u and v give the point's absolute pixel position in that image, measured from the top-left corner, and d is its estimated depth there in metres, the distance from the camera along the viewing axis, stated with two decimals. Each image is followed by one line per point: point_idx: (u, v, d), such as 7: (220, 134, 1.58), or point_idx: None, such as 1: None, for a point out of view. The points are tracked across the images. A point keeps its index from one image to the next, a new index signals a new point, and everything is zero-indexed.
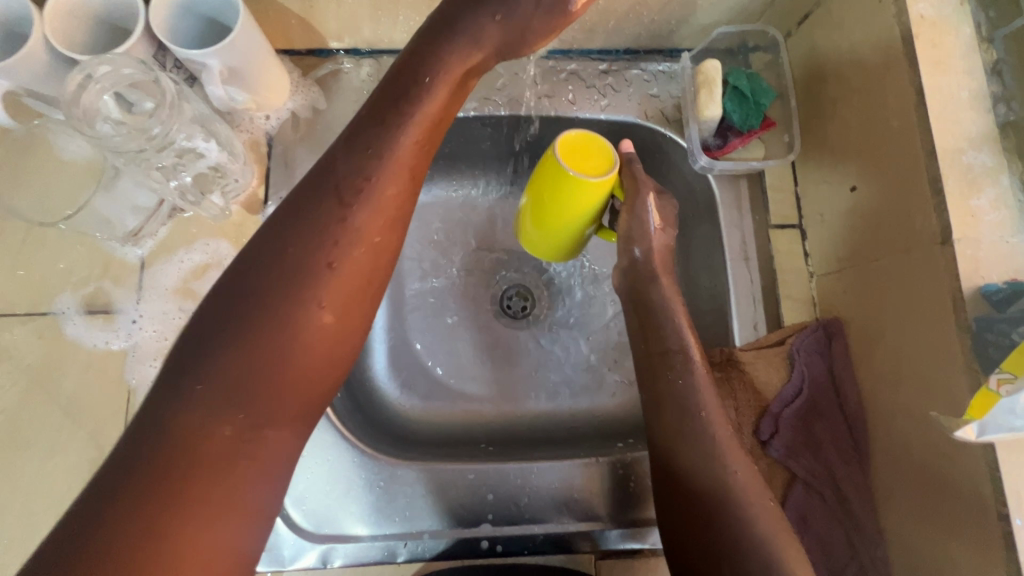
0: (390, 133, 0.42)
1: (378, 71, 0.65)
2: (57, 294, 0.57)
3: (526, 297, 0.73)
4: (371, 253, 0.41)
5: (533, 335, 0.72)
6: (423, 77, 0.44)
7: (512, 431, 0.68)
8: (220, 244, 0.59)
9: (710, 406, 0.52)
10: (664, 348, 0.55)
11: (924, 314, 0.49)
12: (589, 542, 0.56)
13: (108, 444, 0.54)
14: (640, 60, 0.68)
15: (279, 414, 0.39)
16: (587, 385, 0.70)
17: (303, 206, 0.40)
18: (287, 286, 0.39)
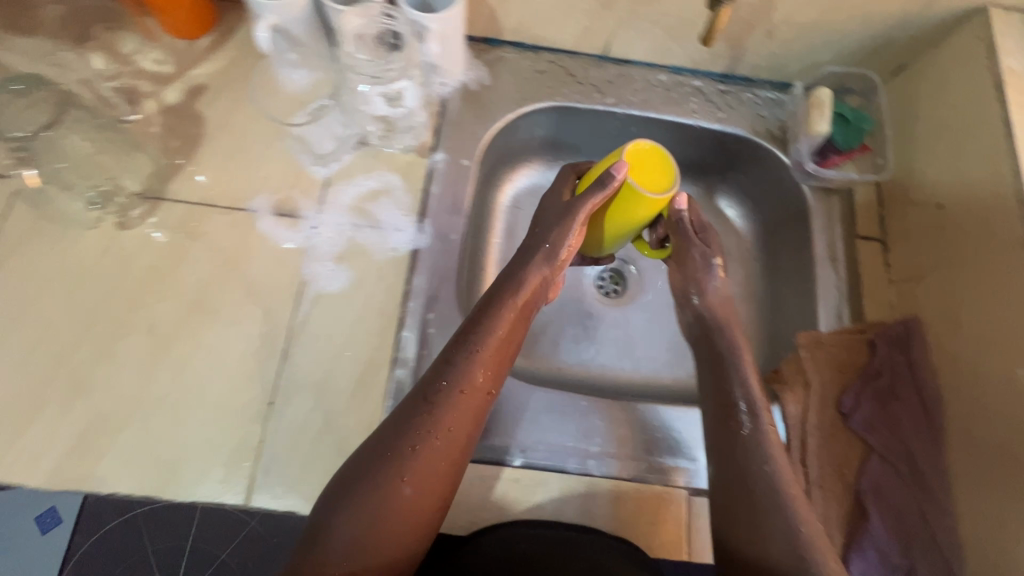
0: (472, 352, 0.53)
1: (535, 63, 0.77)
2: (254, 195, 0.67)
3: (617, 280, 0.87)
4: (439, 449, 0.49)
5: (623, 311, 0.85)
6: (495, 307, 0.56)
7: (598, 384, 0.80)
8: (392, 177, 0.70)
9: (777, 452, 0.56)
10: (730, 399, 0.59)
11: (1009, 310, 0.58)
12: (685, 477, 0.62)
13: (279, 323, 0.63)
14: (753, 87, 0.80)
15: (384, 549, 0.47)
16: (664, 357, 0.82)
17: (399, 424, 0.50)
18: (383, 474, 0.48)
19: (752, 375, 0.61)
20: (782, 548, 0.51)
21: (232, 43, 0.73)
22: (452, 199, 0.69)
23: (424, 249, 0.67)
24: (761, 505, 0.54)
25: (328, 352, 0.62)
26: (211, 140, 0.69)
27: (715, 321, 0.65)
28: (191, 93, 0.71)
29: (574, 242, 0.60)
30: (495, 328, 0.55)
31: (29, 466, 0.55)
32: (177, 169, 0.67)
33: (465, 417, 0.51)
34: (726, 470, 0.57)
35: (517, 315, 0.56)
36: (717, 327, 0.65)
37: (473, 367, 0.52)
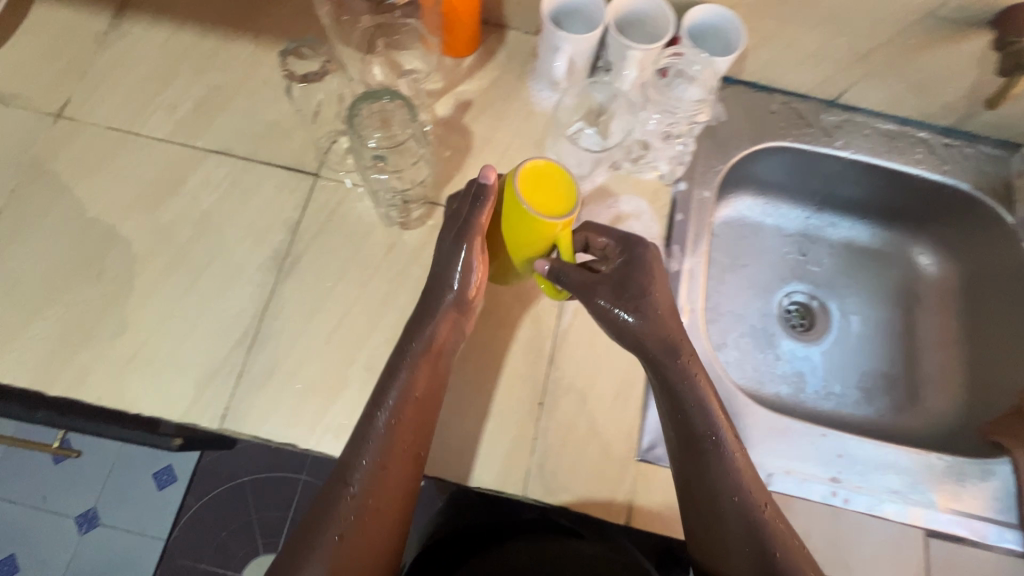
0: (396, 409, 0.56)
1: (768, 104, 0.81)
2: None
3: (804, 314, 0.91)
4: (378, 518, 0.53)
5: (814, 345, 0.89)
6: (405, 371, 0.57)
7: (799, 407, 0.85)
8: (640, 202, 0.74)
9: (753, 484, 0.56)
10: (694, 431, 0.57)
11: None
12: (923, 520, 0.64)
13: (543, 329, 0.68)
14: (976, 142, 0.82)
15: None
16: (855, 391, 0.87)
17: (338, 479, 0.54)
18: (318, 528, 0.52)
19: (716, 407, 0.58)
20: None
21: (494, 64, 0.79)
22: (697, 228, 0.74)
23: (673, 272, 0.71)
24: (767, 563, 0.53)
25: (590, 360, 0.67)
26: (477, 153, 0.75)
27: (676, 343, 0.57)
28: (459, 107, 0.77)
29: (480, 278, 0.58)
30: (413, 379, 0.57)
31: (334, 438, 0.62)
32: (450, 178, 0.74)
33: (395, 484, 0.54)
34: (702, 507, 0.57)
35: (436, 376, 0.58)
36: None
37: (402, 436, 0.55)
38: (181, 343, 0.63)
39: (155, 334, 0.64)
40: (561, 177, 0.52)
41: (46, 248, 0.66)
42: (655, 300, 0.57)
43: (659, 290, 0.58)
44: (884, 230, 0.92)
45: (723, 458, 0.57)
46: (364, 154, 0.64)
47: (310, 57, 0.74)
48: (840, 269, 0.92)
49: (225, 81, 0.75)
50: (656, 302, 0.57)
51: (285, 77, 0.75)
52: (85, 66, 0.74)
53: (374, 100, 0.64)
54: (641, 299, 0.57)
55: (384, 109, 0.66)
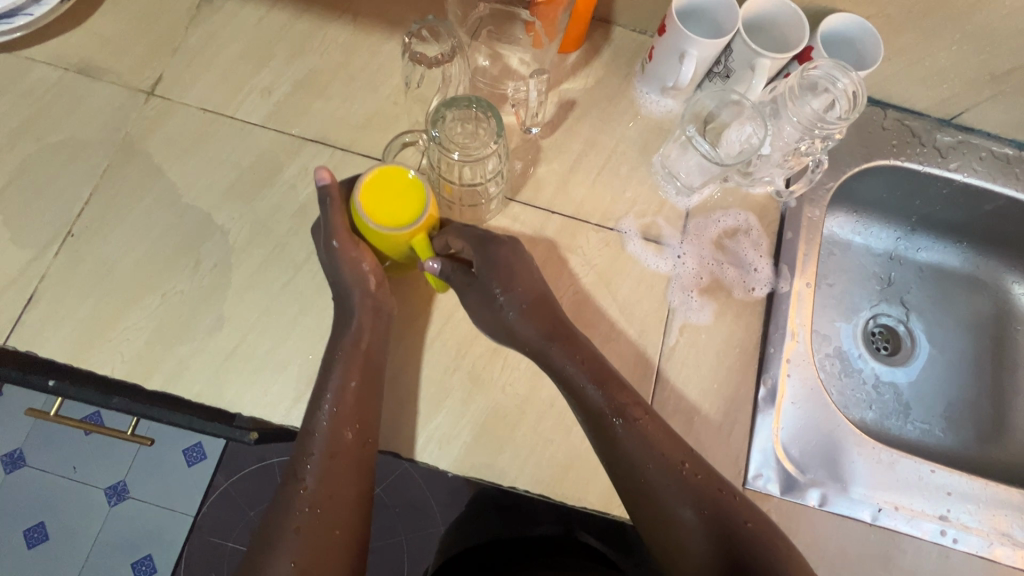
0: (336, 387, 0.56)
1: (881, 119, 0.78)
2: (622, 217, 0.70)
3: (889, 337, 0.88)
4: (333, 506, 0.52)
5: (900, 370, 0.87)
6: (338, 363, 0.57)
7: (886, 435, 0.82)
8: (749, 217, 0.71)
9: (674, 448, 0.56)
10: (604, 415, 0.57)
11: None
12: None
13: (649, 346, 0.66)
14: None
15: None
16: (944, 420, 0.84)
17: (294, 463, 0.54)
18: (282, 509, 0.52)
19: (614, 379, 0.58)
20: None
21: (600, 62, 0.76)
22: (808, 248, 0.71)
23: (783, 293, 0.69)
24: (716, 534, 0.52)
25: (696, 381, 0.65)
26: (581, 156, 0.72)
27: (565, 329, 0.60)
28: (564, 107, 0.73)
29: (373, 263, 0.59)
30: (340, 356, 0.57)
31: (438, 449, 0.60)
32: (553, 181, 0.71)
33: (344, 469, 0.54)
34: (641, 502, 0.56)
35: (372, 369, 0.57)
36: None
37: (342, 430, 0.54)
38: (280, 342, 0.61)
39: (254, 331, 0.61)
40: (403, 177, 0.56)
41: (141, 235, 0.63)
42: (525, 288, 0.60)
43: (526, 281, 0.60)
44: (979, 256, 0.89)
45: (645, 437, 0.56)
46: (432, 151, 0.60)
47: (437, 39, 0.66)
48: (930, 294, 0.90)
49: (322, 66, 0.71)
50: (527, 294, 0.60)
51: (407, 58, 0.68)
52: (178, 42, 0.71)
53: (460, 107, 0.58)
54: (511, 301, 0.59)
55: (469, 119, 0.59)
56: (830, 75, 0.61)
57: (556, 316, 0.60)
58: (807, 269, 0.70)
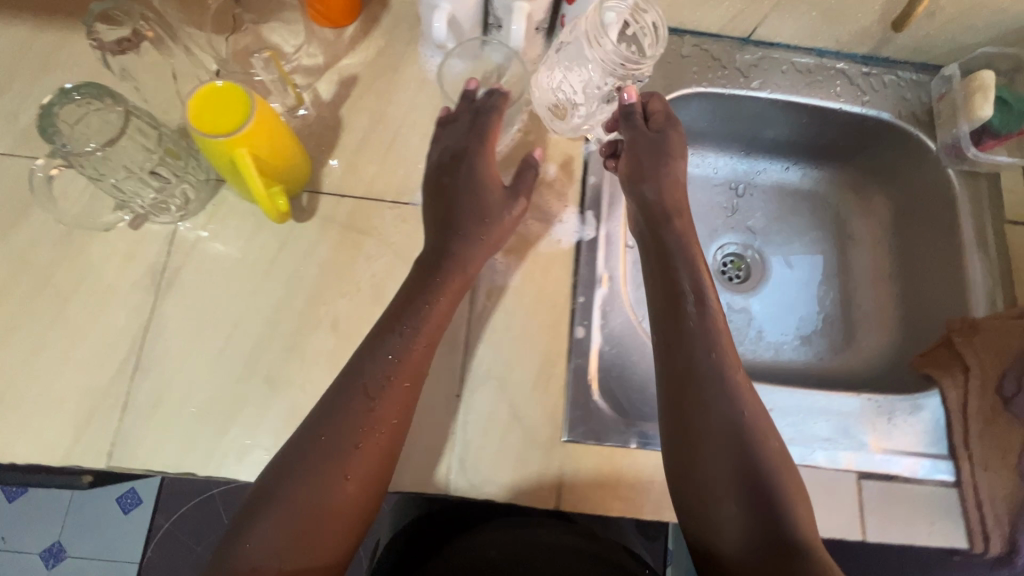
0: (436, 294, 0.58)
1: (680, 47, 0.76)
2: (416, 189, 0.67)
3: (740, 266, 0.89)
4: (375, 441, 0.51)
5: (748, 298, 0.87)
6: (437, 278, 0.59)
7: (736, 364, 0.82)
8: (549, 167, 0.69)
9: (729, 349, 0.59)
10: (678, 289, 0.61)
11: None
12: (854, 463, 0.63)
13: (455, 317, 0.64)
14: (896, 68, 0.78)
15: (325, 544, 0.48)
16: (793, 342, 0.85)
17: (352, 386, 0.53)
18: (339, 432, 0.51)
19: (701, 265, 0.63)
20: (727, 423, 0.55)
21: (380, 30, 0.72)
22: (609, 190, 0.69)
23: (588, 240, 0.67)
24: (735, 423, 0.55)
25: (506, 345, 0.63)
26: (368, 133, 0.69)
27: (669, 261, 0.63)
28: (344, 84, 0.70)
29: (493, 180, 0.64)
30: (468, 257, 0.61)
31: (237, 461, 0.57)
32: (340, 162, 0.67)
33: (397, 396, 0.53)
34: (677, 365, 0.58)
35: (428, 272, 0.59)
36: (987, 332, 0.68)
37: (414, 354, 0.55)
38: (54, 380, 0.57)
39: (24, 374, 0.57)
40: (213, 100, 0.53)
41: None
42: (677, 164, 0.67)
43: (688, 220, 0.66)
44: (814, 171, 0.89)
45: (676, 338, 0.59)
46: (83, 166, 0.54)
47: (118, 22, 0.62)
48: (776, 218, 0.90)
49: (72, 79, 0.66)
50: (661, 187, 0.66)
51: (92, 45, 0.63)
52: None
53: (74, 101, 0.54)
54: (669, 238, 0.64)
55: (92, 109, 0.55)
56: (623, 3, 0.61)
57: (676, 243, 0.64)
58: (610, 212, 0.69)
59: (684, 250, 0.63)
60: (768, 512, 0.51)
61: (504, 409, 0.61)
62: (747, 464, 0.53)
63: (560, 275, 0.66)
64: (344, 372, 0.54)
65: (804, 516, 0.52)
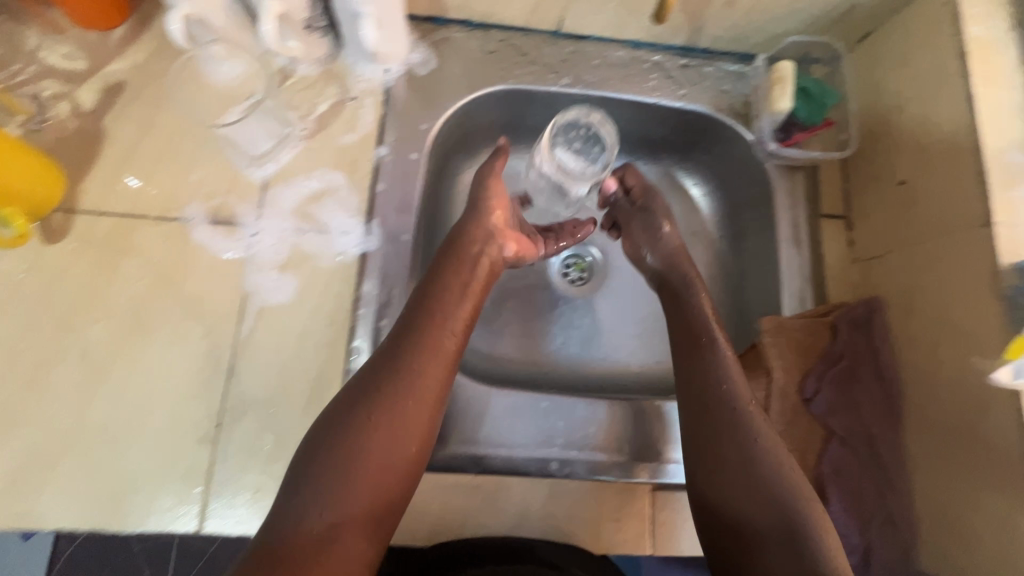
0: (463, 290, 0.59)
1: (486, 42, 0.72)
2: (186, 204, 0.63)
3: (582, 268, 0.85)
4: (416, 429, 0.51)
5: (590, 301, 0.83)
6: (440, 275, 0.59)
7: (570, 374, 0.79)
8: (335, 176, 0.65)
9: (739, 378, 0.59)
10: (698, 334, 0.62)
11: (960, 299, 0.56)
12: (648, 472, 0.62)
13: (222, 340, 0.60)
14: (715, 60, 0.75)
15: (348, 552, 0.46)
16: (633, 348, 0.81)
17: (392, 368, 0.53)
18: (372, 407, 0.51)
19: (707, 308, 0.65)
20: (740, 456, 0.54)
21: (153, 32, 0.66)
22: (399, 199, 0.66)
23: (373, 252, 0.64)
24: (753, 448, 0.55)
25: (276, 369, 0.59)
26: (135, 144, 0.64)
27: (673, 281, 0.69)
28: (108, 92, 0.64)
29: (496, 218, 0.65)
30: (455, 306, 0.58)
31: None
32: (101, 177, 0.62)
33: (430, 384, 0.53)
34: (706, 399, 0.58)
35: (427, 287, 0.58)
36: (791, 331, 0.65)
37: (448, 344, 0.55)
38: None
39: None
40: None
41: None
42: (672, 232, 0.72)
43: (675, 270, 0.69)
44: (651, 163, 0.83)
45: (698, 362, 0.61)
46: None
47: None
48: None
49: None
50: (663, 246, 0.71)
51: None
52: None
53: None
54: (679, 275, 0.69)
55: None
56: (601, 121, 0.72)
57: (678, 277, 0.69)
58: (399, 221, 0.65)
59: (694, 293, 0.66)
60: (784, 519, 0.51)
61: (268, 436, 0.58)
62: (765, 481, 0.53)
63: (342, 290, 0.62)
64: (374, 355, 0.54)
65: (824, 516, 0.51)
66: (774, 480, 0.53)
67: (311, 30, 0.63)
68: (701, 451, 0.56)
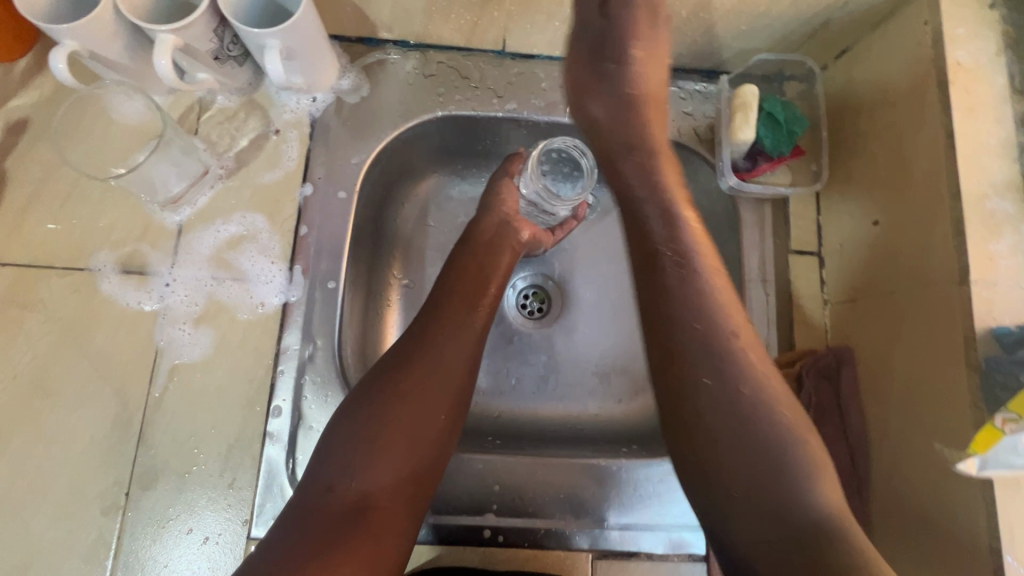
0: (491, 275, 0.61)
1: (423, 65, 0.66)
2: (94, 253, 0.59)
3: (542, 297, 0.77)
4: (446, 406, 0.52)
5: (547, 337, 0.74)
6: (468, 253, 0.62)
7: (520, 422, 0.71)
8: (256, 218, 0.61)
9: (726, 308, 0.49)
10: (654, 249, 0.51)
11: (933, 376, 0.50)
12: (587, 540, 0.57)
13: (132, 401, 0.56)
14: (678, 78, 0.69)
15: (388, 520, 0.47)
16: (594, 389, 0.73)
17: (425, 344, 0.54)
18: (404, 384, 0.51)
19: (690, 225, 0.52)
20: (727, 400, 0.45)
21: None
22: (326, 241, 0.61)
23: (296, 301, 0.59)
24: (732, 401, 0.45)
25: (190, 430, 0.56)
26: (41, 186, 0.60)
27: (627, 185, 0.55)
28: (12, 130, 0.60)
29: (507, 205, 0.66)
30: (488, 276, 0.61)
31: None
32: (3, 224, 0.58)
33: (460, 360, 0.54)
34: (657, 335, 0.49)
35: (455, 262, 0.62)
36: None
37: (476, 323, 0.57)
38: None
39: None
40: None
41: None
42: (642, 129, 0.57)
43: (616, 136, 0.58)
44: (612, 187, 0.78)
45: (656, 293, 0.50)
46: None
47: None
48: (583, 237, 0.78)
49: None
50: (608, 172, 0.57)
51: None
52: None
53: None
54: (618, 151, 0.57)
55: None
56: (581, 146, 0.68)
57: (619, 142, 0.57)
58: (325, 266, 0.61)
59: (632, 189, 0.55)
60: (779, 508, 0.43)
61: (180, 503, 0.54)
62: (762, 453, 0.44)
63: (263, 343, 0.58)
64: (408, 333, 0.55)
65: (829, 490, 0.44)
66: (778, 444, 0.44)
67: (223, 60, 0.57)
68: (678, 389, 0.47)
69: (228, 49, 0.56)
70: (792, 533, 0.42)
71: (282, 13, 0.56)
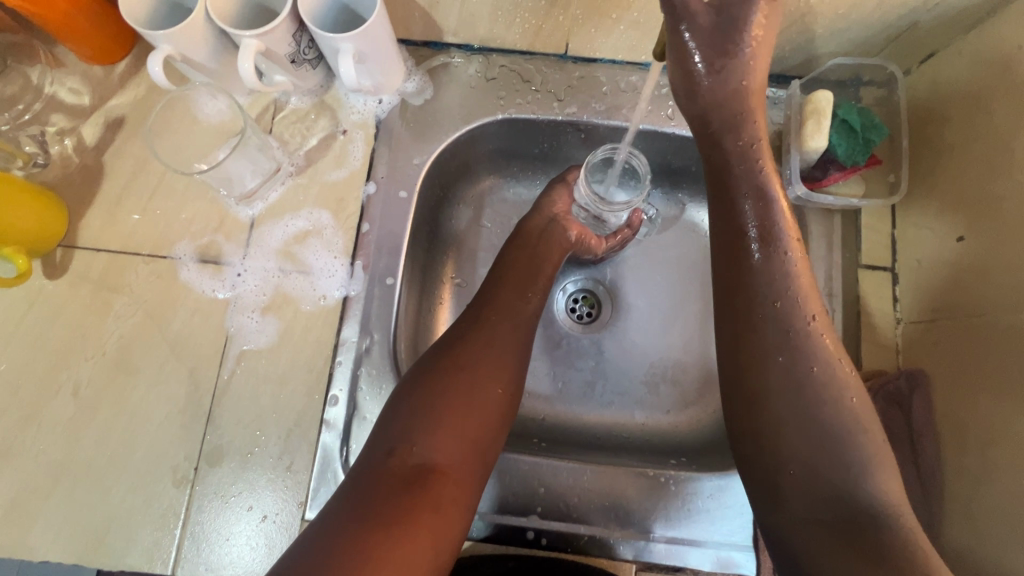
0: (543, 260, 0.63)
1: (485, 68, 0.67)
2: (176, 242, 0.63)
3: (592, 302, 0.76)
4: (501, 382, 0.52)
5: (596, 342, 0.74)
6: (523, 241, 0.64)
7: (564, 426, 0.70)
8: (322, 214, 0.64)
9: (806, 289, 0.49)
10: (741, 230, 0.51)
11: (1021, 409, 0.47)
12: (632, 550, 0.57)
13: (203, 382, 0.60)
14: None
15: (447, 490, 0.46)
16: (642, 398, 0.72)
17: (480, 323, 0.55)
18: (459, 358, 0.52)
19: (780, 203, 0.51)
20: (791, 381, 0.46)
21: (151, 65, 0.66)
22: (386, 238, 0.63)
23: (356, 295, 0.62)
24: (802, 379, 0.46)
25: (254, 413, 0.59)
26: (132, 179, 0.64)
27: (728, 184, 0.53)
28: (110, 127, 0.65)
29: (560, 205, 0.67)
30: (543, 260, 0.62)
31: None
32: (99, 213, 0.63)
33: (512, 338, 0.55)
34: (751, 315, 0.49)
35: (507, 250, 0.63)
36: None
37: (527, 303, 0.59)
38: None
39: None
40: None
41: None
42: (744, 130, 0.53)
43: (721, 116, 0.53)
44: (667, 193, 0.77)
45: (738, 293, 0.50)
46: None
47: None
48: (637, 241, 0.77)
49: None
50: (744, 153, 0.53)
51: None
52: None
53: None
54: (729, 159, 0.53)
55: None
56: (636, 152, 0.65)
57: (723, 119, 0.53)
58: (384, 263, 0.63)
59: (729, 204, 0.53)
60: (837, 492, 0.43)
61: (241, 481, 0.57)
62: (822, 435, 0.45)
63: (323, 334, 0.61)
64: (462, 315, 0.57)
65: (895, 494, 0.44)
66: (833, 432, 0.45)
67: (301, 64, 0.60)
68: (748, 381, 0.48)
69: (304, 52, 0.59)
70: (851, 519, 0.43)
71: (356, 17, 0.58)
